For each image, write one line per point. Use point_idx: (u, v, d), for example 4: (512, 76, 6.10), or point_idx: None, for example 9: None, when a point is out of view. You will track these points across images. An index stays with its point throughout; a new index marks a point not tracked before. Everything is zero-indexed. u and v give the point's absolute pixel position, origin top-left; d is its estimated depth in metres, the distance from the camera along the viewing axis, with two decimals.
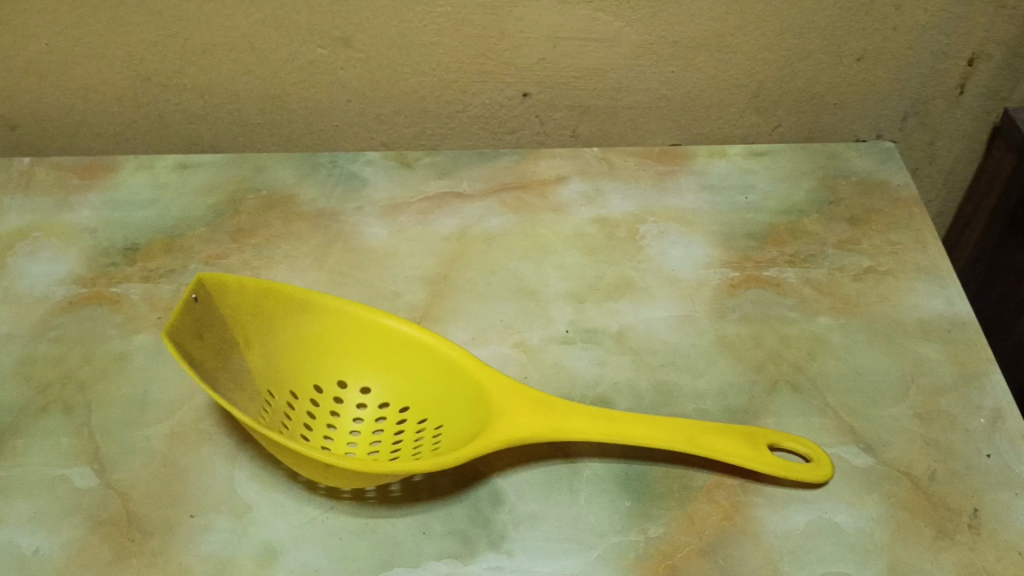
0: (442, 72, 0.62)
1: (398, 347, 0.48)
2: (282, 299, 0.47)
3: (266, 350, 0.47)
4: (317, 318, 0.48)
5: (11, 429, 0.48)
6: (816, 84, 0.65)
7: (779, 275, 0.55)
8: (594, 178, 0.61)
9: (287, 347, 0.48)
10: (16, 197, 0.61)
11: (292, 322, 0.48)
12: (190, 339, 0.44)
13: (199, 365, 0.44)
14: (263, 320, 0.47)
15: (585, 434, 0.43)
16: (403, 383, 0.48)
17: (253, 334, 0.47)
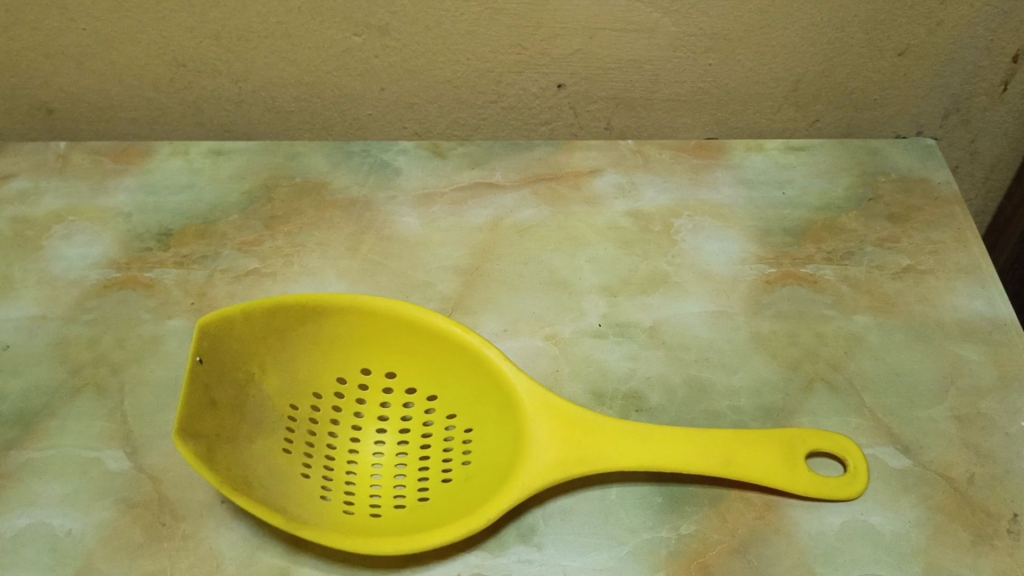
0: (477, 61, 0.62)
1: (420, 343, 0.47)
2: (290, 313, 0.46)
3: (282, 365, 0.47)
4: (332, 325, 0.47)
5: (45, 410, 0.48)
6: (856, 79, 0.64)
7: (816, 272, 0.54)
8: (628, 170, 0.61)
9: (302, 359, 0.47)
10: (53, 180, 0.62)
11: (305, 333, 0.47)
12: (204, 405, 0.43)
13: (218, 430, 0.43)
14: (275, 338, 0.46)
15: (623, 466, 0.42)
16: (429, 381, 0.48)
17: (266, 354, 0.46)
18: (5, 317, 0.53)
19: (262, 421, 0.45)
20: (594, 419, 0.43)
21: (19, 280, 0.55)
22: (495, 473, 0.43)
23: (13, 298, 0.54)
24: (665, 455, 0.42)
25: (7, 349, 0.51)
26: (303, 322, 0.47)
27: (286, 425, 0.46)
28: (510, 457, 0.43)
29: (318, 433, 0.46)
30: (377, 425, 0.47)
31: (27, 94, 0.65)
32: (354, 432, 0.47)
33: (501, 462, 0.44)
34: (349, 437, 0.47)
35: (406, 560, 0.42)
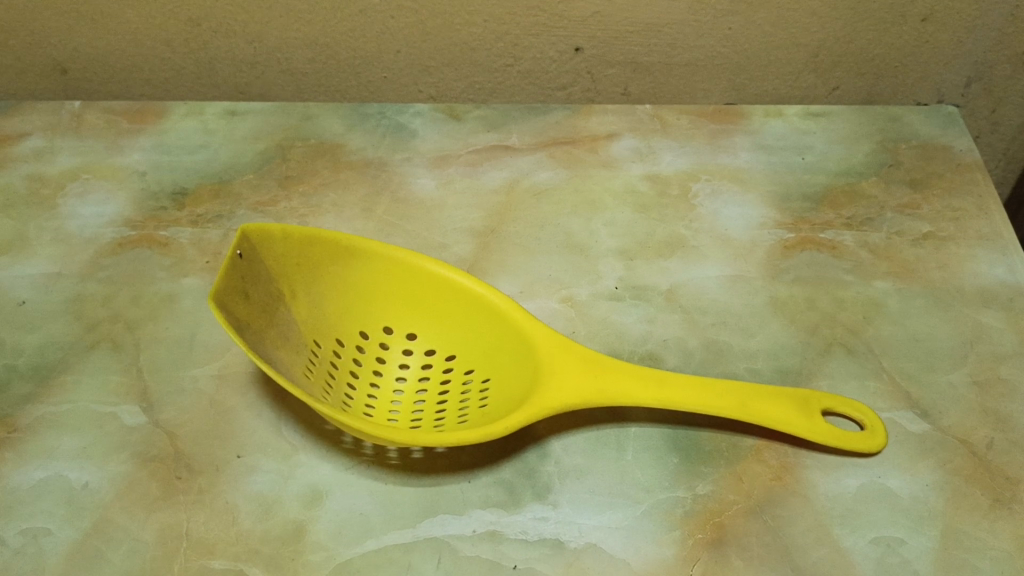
0: (494, 23, 0.61)
1: (443, 296, 0.47)
2: (324, 245, 0.47)
3: (311, 300, 0.47)
4: (364, 267, 0.48)
5: (61, 365, 0.48)
6: (878, 45, 0.63)
7: (835, 237, 0.53)
8: (646, 135, 0.60)
9: (330, 296, 0.48)
10: (67, 138, 0.62)
11: (337, 271, 0.47)
12: (236, 300, 0.43)
13: (246, 328, 0.43)
14: (308, 268, 0.47)
15: (636, 401, 0.42)
16: (449, 334, 0.48)
17: (298, 284, 0.47)
18: (20, 274, 0.53)
19: (288, 340, 0.45)
20: (617, 363, 0.43)
21: (34, 237, 0.55)
22: (511, 406, 0.43)
23: (28, 255, 0.54)
24: (678, 392, 0.42)
25: (23, 305, 0.51)
26: (336, 258, 0.47)
27: (309, 357, 0.46)
28: (529, 389, 0.44)
29: (338, 372, 0.47)
30: (398, 368, 0.48)
31: (41, 53, 0.64)
32: (375, 374, 0.47)
33: (518, 399, 0.44)
34: (370, 378, 0.47)
35: (422, 515, 0.42)
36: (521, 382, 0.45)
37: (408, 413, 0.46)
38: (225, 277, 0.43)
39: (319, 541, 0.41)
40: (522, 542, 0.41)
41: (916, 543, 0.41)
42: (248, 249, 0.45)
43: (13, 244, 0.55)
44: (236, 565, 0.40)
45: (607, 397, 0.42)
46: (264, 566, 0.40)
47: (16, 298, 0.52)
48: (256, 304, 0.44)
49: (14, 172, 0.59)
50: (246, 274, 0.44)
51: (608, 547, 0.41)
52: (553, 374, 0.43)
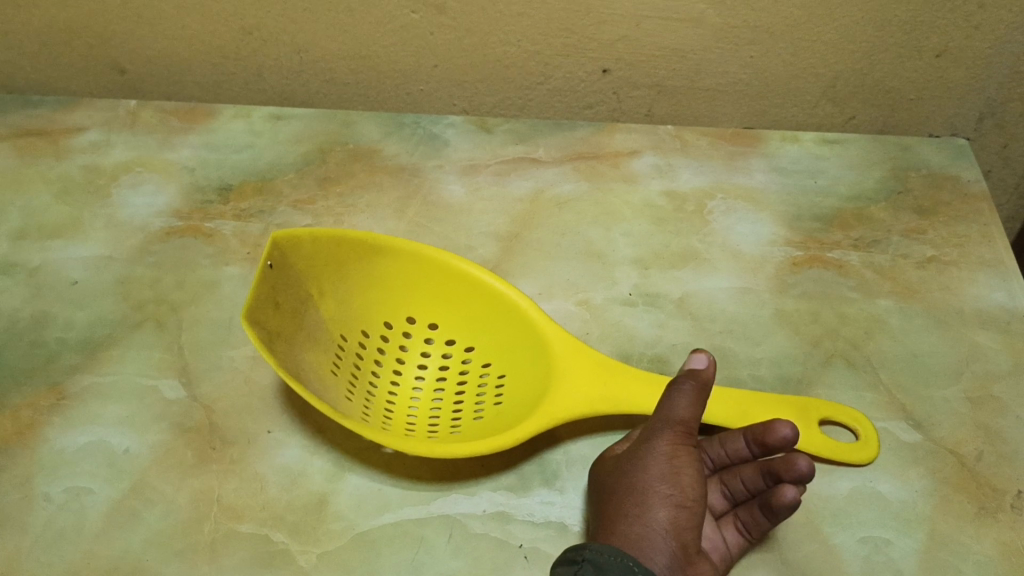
0: (527, 43, 0.65)
1: (461, 302, 0.51)
2: (351, 248, 0.50)
3: (339, 296, 0.50)
4: (385, 265, 0.51)
5: (109, 340, 0.52)
6: (893, 78, 0.66)
7: (843, 257, 0.56)
8: (667, 153, 0.63)
9: (357, 293, 0.51)
10: (122, 134, 0.66)
11: (364, 269, 0.51)
12: (268, 309, 0.46)
13: (276, 332, 0.46)
14: (335, 268, 0.50)
15: (642, 407, 0.45)
16: (470, 330, 0.51)
17: (326, 284, 0.50)
18: (75, 256, 0.57)
19: (317, 338, 0.49)
20: (621, 367, 0.46)
21: (88, 223, 0.59)
22: (524, 410, 0.46)
23: (83, 239, 0.58)
24: None
25: (76, 284, 0.55)
26: (359, 259, 0.50)
27: (337, 351, 0.49)
28: (538, 394, 0.46)
29: (362, 367, 0.50)
30: (419, 360, 0.51)
31: (102, 54, 0.69)
32: (397, 369, 0.51)
33: (530, 399, 0.47)
34: (393, 371, 0.51)
35: (437, 494, 0.45)
36: (533, 380, 0.47)
37: (426, 409, 0.49)
38: (258, 286, 0.46)
39: (341, 512, 0.44)
40: (529, 523, 0.44)
41: (903, 544, 0.43)
42: (278, 255, 0.48)
43: (69, 228, 0.59)
44: (261, 530, 0.43)
45: (612, 405, 0.45)
46: (288, 532, 0.43)
47: (70, 277, 0.56)
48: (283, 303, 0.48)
49: (71, 163, 0.64)
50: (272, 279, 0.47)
51: None
52: (561, 378, 0.46)
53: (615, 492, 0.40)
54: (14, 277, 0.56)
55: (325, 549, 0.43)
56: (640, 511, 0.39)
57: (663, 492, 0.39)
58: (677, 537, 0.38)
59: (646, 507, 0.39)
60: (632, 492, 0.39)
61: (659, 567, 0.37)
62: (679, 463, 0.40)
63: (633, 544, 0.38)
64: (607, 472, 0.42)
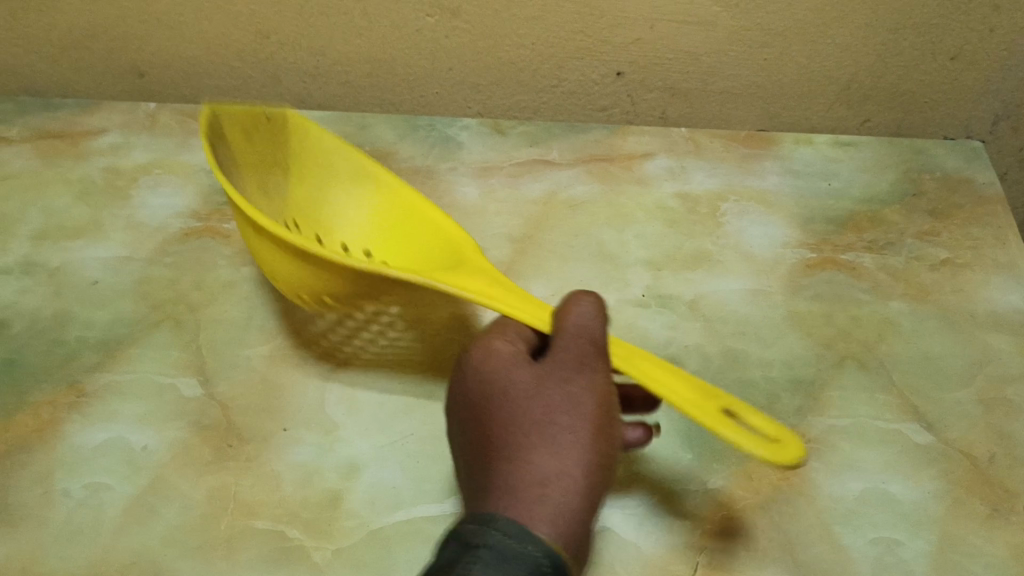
0: (541, 46, 0.65)
1: (432, 249, 0.51)
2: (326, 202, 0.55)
3: (279, 191, 0.54)
4: (357, 209, 0.55)
5: (128, 339, 0.53)
6: (908, 80, 0.66)
7: (855, 259, 0.56)
8: (680, 155, 0.63)
9: (343, 208, 0.55)
10: (141, 136, 0.67)
11: (335, 201, 0.55)
12: (235, 133, 0.51)
13: (236, 154, 0.51)
14: (299, 182, 0.55)
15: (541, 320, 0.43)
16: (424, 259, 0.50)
17: (300, 214, 0.54)
18: (95, 256, 0.58)
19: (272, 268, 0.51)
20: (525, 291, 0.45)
21: (108, 224, 0.60)
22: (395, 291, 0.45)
23: (103, 239, 0.59)
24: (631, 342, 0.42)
25: (96, 284, 0.56)
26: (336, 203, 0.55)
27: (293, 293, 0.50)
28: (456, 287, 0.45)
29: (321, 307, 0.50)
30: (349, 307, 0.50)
31: (122, 59, 0.70)
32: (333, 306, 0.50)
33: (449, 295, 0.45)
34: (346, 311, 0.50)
35: (449, 493, 0.45)
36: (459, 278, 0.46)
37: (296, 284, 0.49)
38: (230, 110, 0.51)
39: (354, 509, 0.45)
40: None
41: (914, 545, 0.43)
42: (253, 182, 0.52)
43: (90, 229, 0.60)
44: (276, 526, 0.44)
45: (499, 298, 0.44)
46: (303, 528, 0.44)
47: (90, 277, 0.57)
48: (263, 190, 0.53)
49: (91, 165, 0.65)
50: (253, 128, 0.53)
51: (620, 531, 0.44)
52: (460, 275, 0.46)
53: (500, 437, 0.39)
54: (35, 277, 0.57)
55: (339, 546, 0.43)
56: (551, 450, 0.37)
57: (586, 436, 0.38)
58: (545, 486, 0.36)
59: (559, 453, 0.37)
60: (522, 433, 0.38)
61: (541, 521, 0.35)
62: (611, 426, 0.39)
63: (530, 483, 0.37)
64: (510, 381, 0.40)
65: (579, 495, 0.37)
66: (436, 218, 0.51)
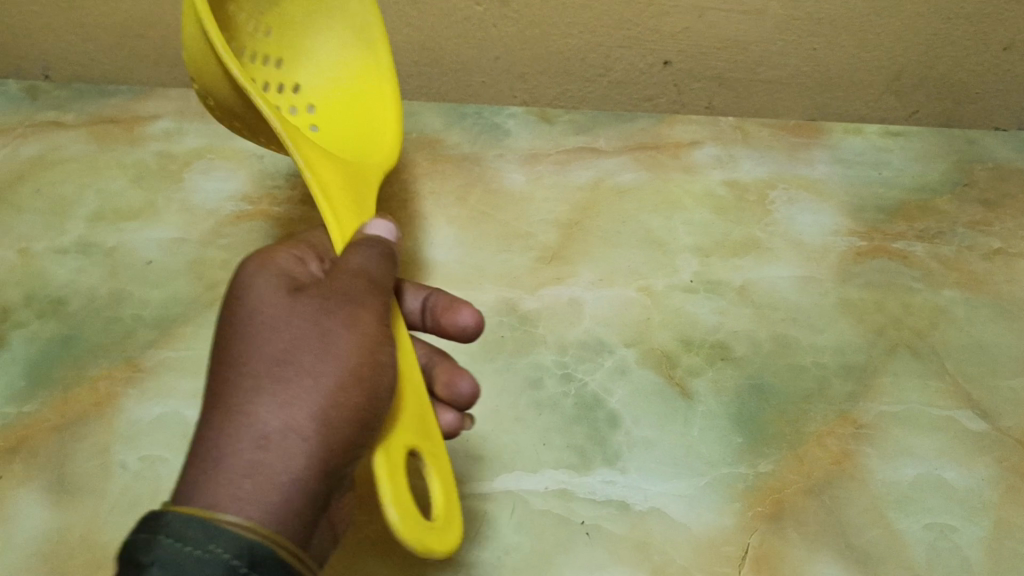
0: (589, 35, 0.65)
1: (355, 142, 0.47)
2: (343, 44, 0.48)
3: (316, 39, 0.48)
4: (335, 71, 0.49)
5: (183, 317, 0.54)
6: (959, 71, 0.65)
7: (907, 248, 0.56)
8: (727, 144, 0.63)
9: (331, 56, 0.48)
10: (194, 123, 0.68)
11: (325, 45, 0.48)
12: None
13: None
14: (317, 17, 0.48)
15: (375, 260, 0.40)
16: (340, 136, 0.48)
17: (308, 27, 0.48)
18: (150, 238, 0.59)
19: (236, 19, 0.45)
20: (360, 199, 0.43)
21: (162, 207, 0.61)
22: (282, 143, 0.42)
23: (157, 221, 0.60)
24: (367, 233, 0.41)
25: (151, 264, 0.57)
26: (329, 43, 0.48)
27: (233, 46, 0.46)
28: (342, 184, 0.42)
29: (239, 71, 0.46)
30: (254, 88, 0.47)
31: (175, 48, 0.71)
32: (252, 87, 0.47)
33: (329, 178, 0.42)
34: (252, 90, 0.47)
35: (499, 471, 0.45)
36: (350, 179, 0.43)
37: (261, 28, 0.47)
38: None
39: None
40: (590, 501, 0.44)
41: (968, 531, 0.43)
42: None
43: (144, 211, 0.61)
44: None
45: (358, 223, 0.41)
46: None
47: (145, 257, 0.58)
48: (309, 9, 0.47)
49: (145, 150, 0.66)
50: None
51: (671, 512, 0.44)
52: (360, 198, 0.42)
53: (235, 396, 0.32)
54: (92, 257, 0.58)
55: None
56: (276, 399, 0.31)
57: (331, 381, 0.32)
58: (274, 461, 0.31)
59: (278, 396, 0.31)
60: (238, 389, 0.32)
61: (252, 496, 0.30)
62: (333, 345, 0.33)
63: (249, 439, 0.31)
64: (257, 303, 0.34)
65: (321, 453, 0.31)
66: (384, 143, 0.48)
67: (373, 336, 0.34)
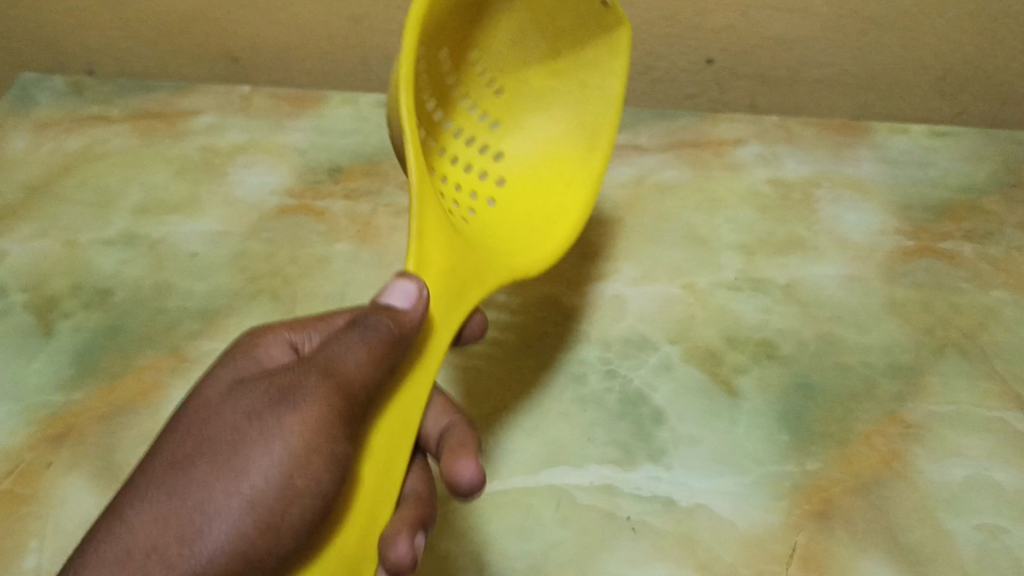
0: (630, 32, 0.65)
1: (521, 232, 0.47)
2: (565, 135, 0.49)
3: (536, 118, 0.49)
4: (532, 150, 0.49)
5: (227, 309, 0.54)
6: (1006, 71, 0.64)
7: (954, 248, 0.55)
8: (771, 142, 0.63)
9: (545, 133, 0.49)
10: (236, 117, 0.69)
11: (541, 122, 0.49)
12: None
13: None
14: (545, 97, 0.49)
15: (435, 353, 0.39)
16: (502, 217, 0.47)
17: (530, 102, 0.49)
18: (194, 231, 0.60)
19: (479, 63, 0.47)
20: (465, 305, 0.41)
21: (205, 200, 0.62)
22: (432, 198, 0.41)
23: (201, 214, 0.61)
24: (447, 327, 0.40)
25: (194, 256, 0.58)
26: (547, 114, 0.49)
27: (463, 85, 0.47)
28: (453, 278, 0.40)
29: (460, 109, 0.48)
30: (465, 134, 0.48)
31: (217, 44, 0.72)
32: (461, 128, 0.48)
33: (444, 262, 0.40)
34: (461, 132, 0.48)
35: (544, 466, 0.45)
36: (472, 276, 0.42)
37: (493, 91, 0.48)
38: None
39: None
40: (635, 497, 0.44)
41: (1020, 532, 0.42)
42: (571, 52, 0.47)
43: (188, 204, 0.62)
44: None
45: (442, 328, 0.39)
46: None
47: (189, 249, 0.58)
48: (517, 78, 0.48)
49: (188, 144, 0.67)
50: (568, 45, 0.47)
51: (716, 509, 0.43)
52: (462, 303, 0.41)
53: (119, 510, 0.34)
54: (136, 248, 0.59)
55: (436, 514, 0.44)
56: (150, 510, 0.33)
57: (216, 505, 0.33)
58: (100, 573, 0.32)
59: (153, 518, 0.33)
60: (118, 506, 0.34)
61: None
62: (241, 466, 0.34)
63: (112, 554, 0.32)
64: (200, 410, 0.37)
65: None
66: (558, 233, 0.47)
67: (292, 453, 0.34)
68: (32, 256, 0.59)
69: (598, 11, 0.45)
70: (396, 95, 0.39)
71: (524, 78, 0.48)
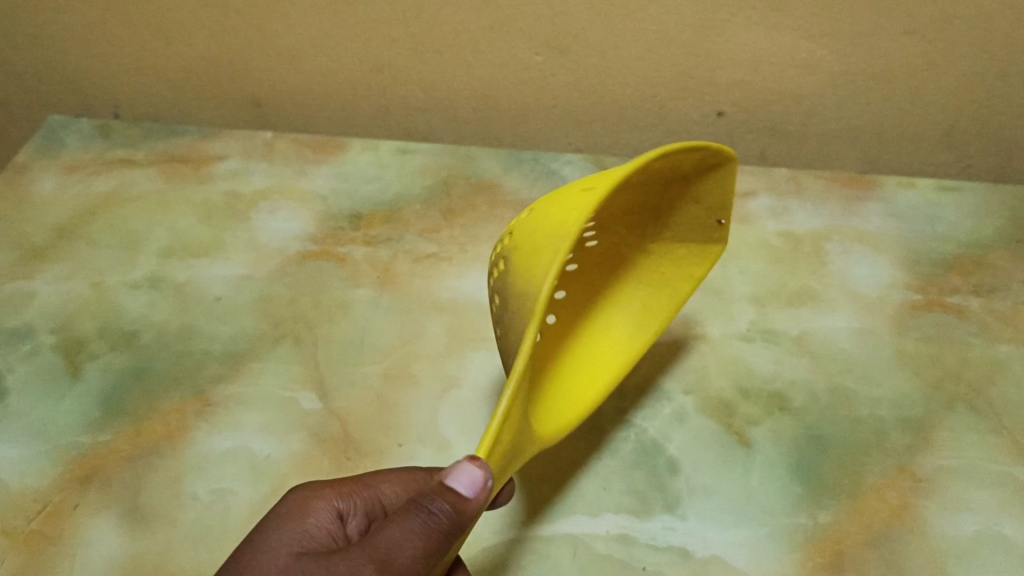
0: (645, 85, 0.67)
1: (575, 390, 0.46)
2: (635, 345, 0.49)
3: (619, 322, 0.50)
4: (620, 328, 0.50)
5: (251, 353, 0.55)
6: (1012, 127, 0.66)
7: (962, 302, 0.56)
8: (781, 195, 0.65)
9: (624, 331, 0.50)
10: (260, 163, 0.71)
11: (623, 325, 0.50)
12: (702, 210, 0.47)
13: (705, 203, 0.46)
14: (634, 305, 0.50)
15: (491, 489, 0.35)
16: (564, 376, 0.47)
17: (618, 302, 0.51)
18: (219, 274, 0.61)
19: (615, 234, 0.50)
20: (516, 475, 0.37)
21: (230, 244, 0.64)
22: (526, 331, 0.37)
23: (226, 258, 0.63)
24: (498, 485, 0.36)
25: (219, 300, 0.59)
26: (638, 320, 0.50)
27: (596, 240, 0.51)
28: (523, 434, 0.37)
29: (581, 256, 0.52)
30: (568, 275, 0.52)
31: (242, 91, 0.74)
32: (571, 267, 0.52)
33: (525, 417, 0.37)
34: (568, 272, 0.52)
35: (561, 514, 0.46)
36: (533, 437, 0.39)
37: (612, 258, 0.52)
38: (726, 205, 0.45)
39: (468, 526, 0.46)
40: (651, 547, 0.44)
41: None
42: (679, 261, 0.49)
43: (213, 248, 0.63)
44: None
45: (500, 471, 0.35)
46: None
47: (214, 293, 0.60)
48: (620, 264, 0.51)
49: (214, 189, 0.69)
50: (675, 264, 0.50)
51: (731, 560, 0.43)
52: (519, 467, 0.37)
53: None
54: (162, 291, 0.60)
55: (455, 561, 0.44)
56: None
57: None
58: None
59: None
60: None
61: None
62: None
63: None
64: None
65: None
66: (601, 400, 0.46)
67: None
68: (59, 297, 0.60)
69: (709, 229, 0.48)
70: (562, 228, 0.37)
71: (645, 264, 0.51)
